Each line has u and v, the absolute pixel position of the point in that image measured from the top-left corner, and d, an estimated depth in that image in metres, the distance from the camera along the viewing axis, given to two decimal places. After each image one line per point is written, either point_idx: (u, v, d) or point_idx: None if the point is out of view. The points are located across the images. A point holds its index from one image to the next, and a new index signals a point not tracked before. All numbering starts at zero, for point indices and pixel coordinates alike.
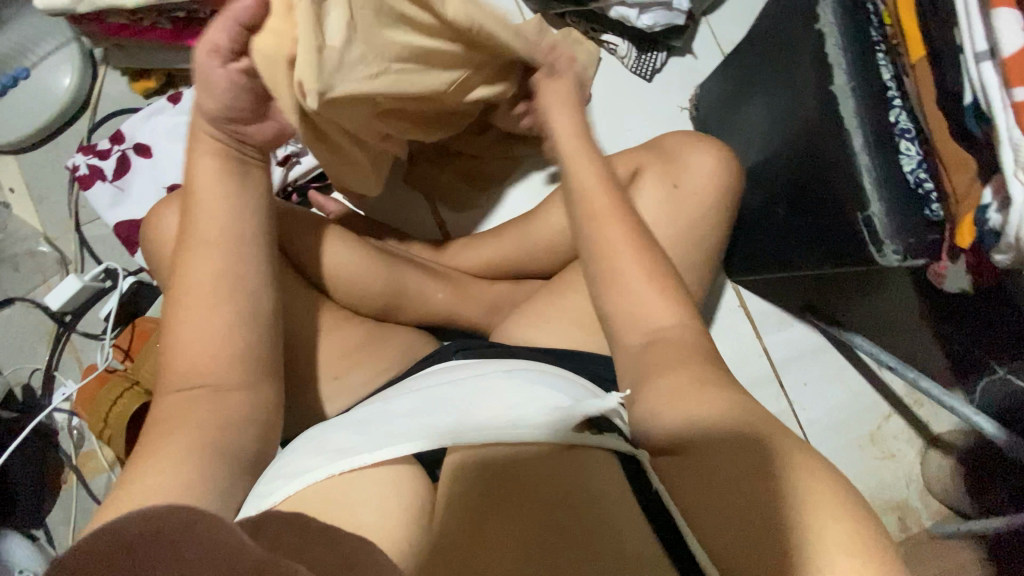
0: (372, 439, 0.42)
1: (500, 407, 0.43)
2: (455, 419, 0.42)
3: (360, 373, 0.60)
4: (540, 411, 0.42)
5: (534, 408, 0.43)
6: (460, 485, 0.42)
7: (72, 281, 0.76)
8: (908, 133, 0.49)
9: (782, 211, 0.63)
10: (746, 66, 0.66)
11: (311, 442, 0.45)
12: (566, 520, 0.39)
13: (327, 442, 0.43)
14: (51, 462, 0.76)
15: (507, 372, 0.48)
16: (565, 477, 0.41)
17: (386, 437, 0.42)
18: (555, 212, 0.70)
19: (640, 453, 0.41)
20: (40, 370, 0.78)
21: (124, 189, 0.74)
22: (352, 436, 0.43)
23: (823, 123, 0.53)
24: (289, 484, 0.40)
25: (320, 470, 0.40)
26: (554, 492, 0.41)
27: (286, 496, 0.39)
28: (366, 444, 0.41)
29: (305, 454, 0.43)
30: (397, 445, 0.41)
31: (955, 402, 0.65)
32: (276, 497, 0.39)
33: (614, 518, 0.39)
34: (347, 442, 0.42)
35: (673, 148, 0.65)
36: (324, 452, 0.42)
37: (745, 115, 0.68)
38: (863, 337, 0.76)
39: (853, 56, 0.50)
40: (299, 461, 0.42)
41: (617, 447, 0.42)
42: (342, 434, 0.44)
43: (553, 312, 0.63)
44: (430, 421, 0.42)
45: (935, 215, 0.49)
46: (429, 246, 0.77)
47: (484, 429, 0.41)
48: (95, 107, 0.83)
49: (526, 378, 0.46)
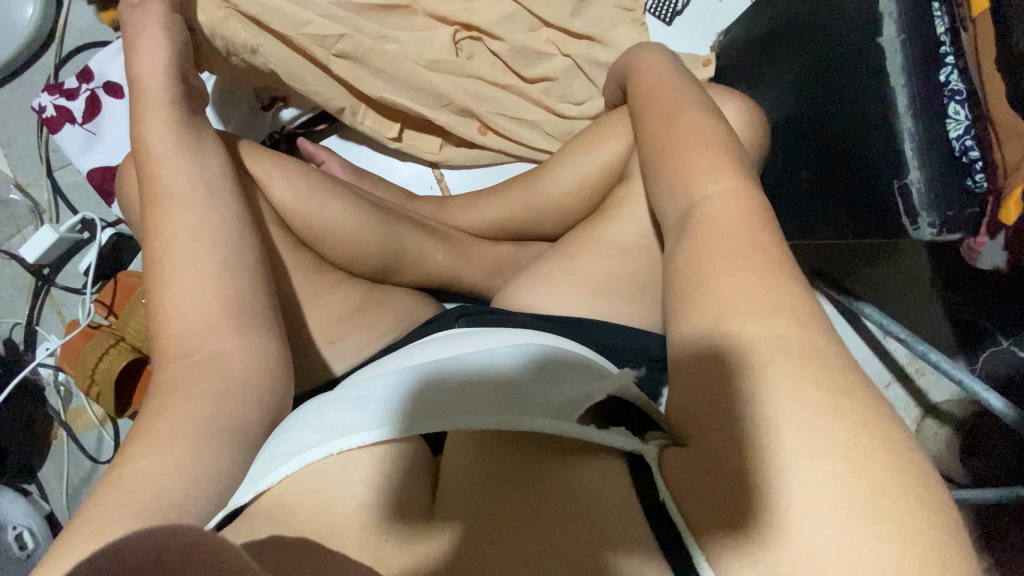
0: (370, 414, 0.38)
1: (506, 385, 0.39)
2: (461, 397, 0.38)
3: (356, 339, 0.57)
4: (553, 393, 0.39)
5: (546, 391, 0.39)
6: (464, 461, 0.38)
7: (48, 232, 0.72)
8: (959, 94, 0.45)
9: (807, 174, 0.58)
10: (777, 11, 0.59)
11: (307, 414, 0.41)
12: (559, 522, 0.33)
13: (323, 414, 0.39)
14: (38, 418, 0.74)
15: (513, 348, 0.44)
16: (563, 476, 0.35)
17: (385, 414, 0.38)
18: (564, 169, 0.65)
19: (646, 451, 0.34)
20: (21, 324, 0.74)
21: (96, 132, 0.67)
22: (352, 409, 0.39)
23: (861, 85, 0.48)
24: (284, 465, 0.36)
25: (318, 447, 0.36)
26: (561, 490, 0.34)
27: (281, 478, 0.36)
28: (364, 422, 0.37)
29: (302, 428, 0.39)
30: (402, 420, 0.37)
31: (963, 376, 0.63)
32: (268, 479, 0.36)
33: (617, 524, 0.32)
34: (345, 417, 0.38)
35: (657, 94, 0.51)
36: (319, 429, 0.38)
37: (770, 64, 0.61)
38: (873, 307, 0.74)
39: (907, 5, 0.45)
40: (293, 436, 0.38)
41: (622, 446, 0.35)
42: (335, 408, 0.40)
43: (560, 278, 0.60)
44: (434, 396, 0.38)
45: (978, 186, 0.45)
46: (427, 202, 0.73)
47: (487, 411, 0.37)
48: (62, 40, 0.76)
49: (536, 358, 0.42)
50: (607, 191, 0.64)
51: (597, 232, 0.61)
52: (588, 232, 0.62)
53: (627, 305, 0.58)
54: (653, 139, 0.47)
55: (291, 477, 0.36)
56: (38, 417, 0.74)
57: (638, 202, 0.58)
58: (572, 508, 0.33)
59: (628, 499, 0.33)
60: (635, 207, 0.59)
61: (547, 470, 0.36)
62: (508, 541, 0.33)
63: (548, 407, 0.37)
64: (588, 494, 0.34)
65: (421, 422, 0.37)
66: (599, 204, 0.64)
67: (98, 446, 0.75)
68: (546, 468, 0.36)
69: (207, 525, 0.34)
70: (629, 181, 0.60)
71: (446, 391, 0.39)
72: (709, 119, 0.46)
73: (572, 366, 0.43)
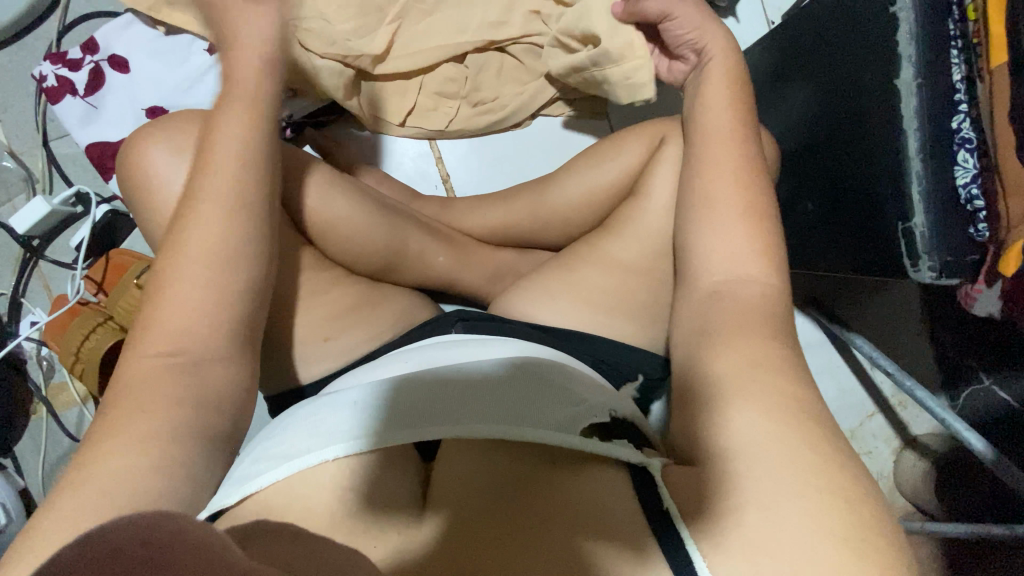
0: (367, 420, 0.38)
1: (502, 398, 0.39)
2: (459, 408, 0.38)
3: (352, 336, 0.57)
4: (553, 408, 0.39)
5: (545, 404, 0.39)
6: (455, 468, 0.38)
7: (40, 203, 0.70)
8: (968, 143, 0.45)
9: (812, 206, 0.59)
10: (794, 41, 0.59)
11: (303, 415, 0.40)
12: (554, 525, 0.33)
13: (316, 419, 0.39)
14: (19, 391, 0.73)
15: (513, 361, 0.44)
16: (559, 486, 0.35)
17: (382, 422, 0.38)
18: (572, 180, 0.65)
19: (651, 464, 0.35)
20: (6, 295, 0.73)
21: (98, 106, 0.66)
22: (346, 414, 0.39)
23: (876, 123, 0.48)
24: (277, 469, 0.36)
25: (315, 449, 0.37)
26: (557, 500, 0.34)
27: (274, 480, 0.36)
28: (360, 428, 0.37)
29: (296, 430, 0.39)
30: (397, 428, 0.37)
31: (946, 415, 0.64)
32: (260, 481, 0.36)
33: (613, 526, 0.32)
34: (340, 422, 0.38)
35: None
36: (315, 434, 0.38)
37: (784, 95, 0.62)
38: (864, 338, 0.75)
39: (925, 49, 0.45)
40: (286, 440, 0.38)
41: (623, 457, 0.36)
42: (331, 411, 0.39)
43: (561, 289, 0.60)
44: (429, 406, 0.38)
45: (979, 234, 0.46)
46: (432, 201, 0.72)
47: (482, 423, 0.37)
48: (67, 7, 0.74)
49: (536, 372, 0.42)
50: (615, 206, 0.64)
51: (601, 247, 0.61)
52: (591, 246, 0.61)
53: (626, 322, 0.58)
54: None
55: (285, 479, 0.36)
56: (19, 391, 0.73)
57: (645, 220, 0.58)
58: (565, 518, 0.33)
59: (632, 505, 0.33)
60: (642, 225, 0.59)
61: (541, 482, 0.36)
62: (503, 542, 0.33)
63: (549, 421, 0.37)
64: (580, 506, 0.33)
65: (417, 431, 0.37)
66: (604, 218, 0.64)
67: (78, 424, 0.74)
68: (543, 476, 0.36)
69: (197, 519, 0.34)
70: (635, 200, 0.60)
71: (444, 400, 0.39)
72: (720, 151, 0.46)
73: (570, 383, 0.43)
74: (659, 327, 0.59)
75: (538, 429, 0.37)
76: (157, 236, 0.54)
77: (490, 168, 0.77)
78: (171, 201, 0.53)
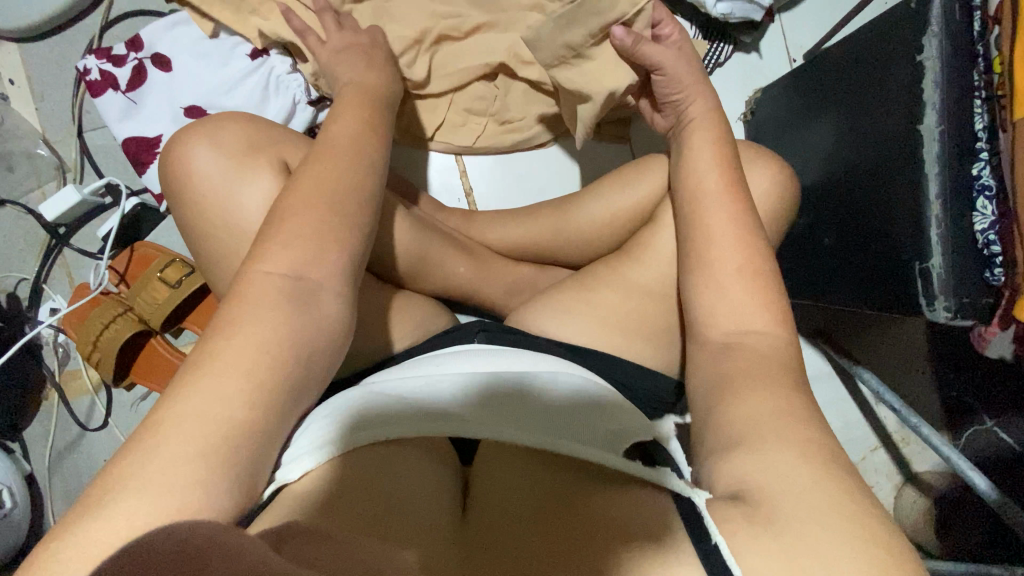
0: (424, 418, 0.41)
1: (532, 411, 0.43)
2: (511, 421, 0.42)
3: (374, 341, 0.58)
4: (597, 431, 0.42)
5: (588, 426, 0.43)
6: (497, 484, 0.42)
7: (71, 192, 0.71)
8: (987, 190, 0.46)
9: (829, 240, 0.62)
10: (822, 80, 0.61)
11: (352, 402, 0.43)
12: (592, 533, 0.36)
13: (367, 411, 0.42)
14: (33, 377, 0.73)
15: (554, 380, 0.47)
16: (597, 501, 0.39)
17: (437, 423, 0.41)
18: (595, 202, 0.66)
19: (697, 493, 0.35)
20: (28, 280, 0.74)
21: (138, 102, 0.67)
22: (399, 412, 0.42)
23: (900, 167, 0.50)
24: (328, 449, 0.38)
25: (366, 440, 0.40)
26: (596, 513, 0.37)
27: (325, 460, 0.37)
28: (417, 425, 0.41)
29: (346, 414, 0.41)
30: (444, 428, 0.41)
31: (951, 453, 0.65)
32: (311, 460, 0.37)
33: (645, 538, 0.35)
34: (397, 417, 0.42)
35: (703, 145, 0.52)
36: (371, 422, 0.41)
37: (810, 131, 0.64)
38: (871, 373, 0.76)
39: (948, 98, 0.46)
40: (336, 421, 0.40)
41: (669, 484, 0.36)
42: (386, 406, 0.43)
43: (580, 307, 0.61)
44: (467, 413, 0.42)
45: (994, 279, 0.47)
46: (455, 214, 0.74)
47: (517, 431, 0.41)
48: (111, 4, 0.76)
49: (579, 396, 0.46)
50: (635, 229, 0.65)
51: (621, 269, 0.62)
52: (611, 267, 0.63)
53: (642, 343, 0.59)
54: None
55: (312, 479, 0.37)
56: (32, 376, 0.73)
57: (666, 245, 0.60)
58: (595, 524, 0.37)
59: (665, 522, 0.35)
60: (662, 250, 0.60)
61: (578, 494, 0.40)
62: (546, 544, 0.36)
63: (594, 441, 0.41)
64: (608, 514, 0.37)
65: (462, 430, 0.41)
66: (625, 240, 0.65)
67: (88, 413, 0.74)
68: (582, 492, 0.40)
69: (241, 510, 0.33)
70: (656, 225, 0.61)
71: (495, 411, 0.43)
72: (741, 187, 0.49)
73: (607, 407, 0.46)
74: (674, 350, 0.60)
75: (571, 441, 0.40)
76: (191, 232, 0.56)
77: (514, 185, 0.79)
78: (208, 199, 0.54)
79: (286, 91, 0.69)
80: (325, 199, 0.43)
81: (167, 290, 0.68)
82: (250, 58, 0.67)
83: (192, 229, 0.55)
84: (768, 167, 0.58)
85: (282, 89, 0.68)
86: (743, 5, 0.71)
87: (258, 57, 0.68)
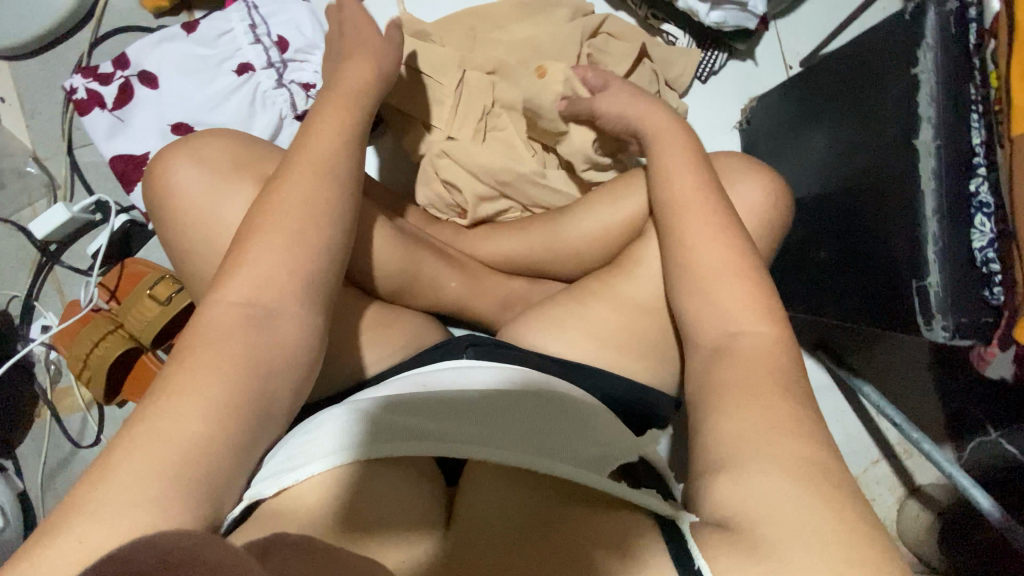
0: (405, 432, 0.40)
1: (524, 429, 0.42)
2: (494, 437, 0.40)
3: (362, 360, 0.57)
4: (581, 446, 0.41)
5: (572, 441, 0.41)
6: (483, 500, 0.40)
7: (60, 210, 0.71)
8: (985, 207, 0.45)
9: (825, 253, 0.60)
10: (816, 90, 0.60)
11: (332, 414, 0.42)
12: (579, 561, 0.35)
13: (347, 423, 0.40)
14: (25, 394, 0.73)
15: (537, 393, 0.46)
16: (584, 523, 0.37)
17: (418, 437, 0.40)
18: (586, 215, 0.65)
19: (679, 518, 0.35)
20: (19, 298, 0.74)
21: (125, 120, 0.67)
22: (380, 424, 0.41)
23: (896, 181, 0.49)
24: (306, 466, 0.37)
25: (346, 454, 0.38)
26: (583, 536, 0.36)
27: (301, 479, 0.37)
28: (398, 439, 0.39)
29: (326, 428, 0.40)
30: (426, 444, 0.39)
31: (952, 469, 0.63)
32: (289, 477, 0.37)
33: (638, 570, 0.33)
34: (378, 429, 0.40)
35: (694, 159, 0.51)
36: (350, 436, 0.39)
37: (805, 142, 0.63)
38: (871, 385, 0.75)
39: (943, 112, 0.45)
40: (315, 436, 0.39)
41: (656, 509, 0.36)
42: (367, 418, 0.41)
43: (571, 323, 0.60)
44: (459, 428, 0.41)
45: (994, 298, 0.45)
46: (446, 227, 0.73)
47: (501, 449, 0.39)
48: (100, 20, 0.76)
49: (563, 410, 0.45)
50: (627, 243, 0.64)
51: (613, 284, 0.61)
52: (603, 282, 0.62)
53: (634, 360, 0.58)
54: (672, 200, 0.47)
55: (288, 509, 0.36)
56: (25, 393, 0.73)
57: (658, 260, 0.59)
58: (583, 552, 0.35)
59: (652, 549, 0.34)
60: (654, 265, 0.59)
61: (560, 516, 0.38)
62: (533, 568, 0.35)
63: (580, 457, 0.40)
64: (593, 541, 0.36)
65: (443, 448, 0.39)
66: (617, 254, 0.64)
67: (81, 429, 0.74)
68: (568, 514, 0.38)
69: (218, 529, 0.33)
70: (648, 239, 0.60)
71: (478, 426, 0.41)
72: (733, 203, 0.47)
73: (592, 421, 0.45)
74: (667, 367, 0.59)
75: (556, 460, 0.39)
76: (175, 253, 0.55)
77: None
78: (191, 220, 0.53)
79: (271, 107, 0.68)
80: (310, 218, 0.42)
81: (157, 308, 0.67)
82: (237, 75, 0.68)
83: (176, 250, 0.55)
84: (762, 180, 0.57)
85: (269, 106, 0.68)
86: (736, 13, 0.69)
87: (245, 74, 0.68)
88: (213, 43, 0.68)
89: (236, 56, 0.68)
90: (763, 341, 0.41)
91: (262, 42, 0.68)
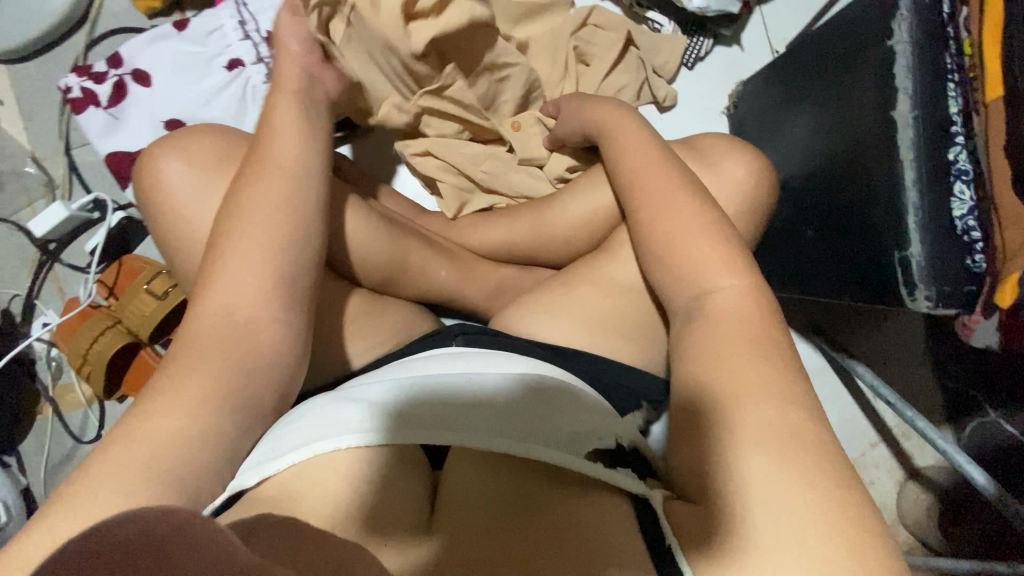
0: (383, 417, 0.38)
1: (502, 410, 0.40)
2: (470, 421, 0.38)
3: (352, 347, 0.57)
4: (564, 428, 0.39)
5: (555, 424, 0.39)
6: (466, 480, 0.39)
7: (59, 209, 0.72)
8: (965, 174, 0.45)
9: (812, 232, 0.60)
10: (799, 70, 0.61)
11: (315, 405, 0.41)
12: (562, 538, 0.34)
13: (328, 411, 0.39)
14: (27, 391, 0.75)
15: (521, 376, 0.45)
16: (567, 507, 0.36)
17: (395, 423, 0.38)
18: (573, 201, 0.66)
19: (652, 496, 0.35)
20: (21, 296, 0.75)
21: (119, 117, 0.68)
22: (358, 410, 0.39)
23: (875, 154, 0.49)
24: (288, 454, 0.36)
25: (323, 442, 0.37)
26: (566, 519, 0.35)
27: (287, 466, 0.36)
28: (375, 424, 0.38)
29: (308, 418, 0.39)
30: (403, 429, 0.38)
31: (948, 447, 0.63)
32: (272, 467, 0.36)
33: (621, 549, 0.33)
34: (355, 414, 0.39)
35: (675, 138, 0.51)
36: (331, 422, 0.38)
37: (790, 122, 0.63)
38: (866, 366, 0.75)
39: (921, 83, 0.46)
40: (297, 427, 0.38)
41: (626, 487, 0.36)
42: (347, 404, 0.40)
43: (560, 308, 0.60)
44: (437, 412, 0.39)
45: (976, 266, 0.46)
46: (437, 218, 0.73)
47: (479, 433, 0.38)
48: (96, 22, 0.77)
49: (548, 392, 0.43)
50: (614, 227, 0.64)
51: (600, 268, 0.61)
52: (591, 266, 0.62)
53: (623, 342, 0.59)
54: (653, 176, 0.48)
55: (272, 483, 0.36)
56: (27, 390, 0.74)
57: None
58: (564, 539, 0.34)
59: (630, 529, 0.34)
60: None
61: (541, 494, 0.37)
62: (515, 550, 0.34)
63: (562, 439, 0.38)
64: (575, 526, 0.34)
65: (420, 434, 0.37)
66: (605, 239, 0.64)
67: (82, 425, 0.75)
68: (549, 495, 0.37)
69: (207, 512, 0.34)
70: None
71: (456, 411, 0.39)
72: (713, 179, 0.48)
73: (579, 404, 0.43)
74: (655, 348, 0.59)
75: (535, 443, 0.37)
76: (167, 244, 0.56)
77: None
78: (181, 210, 0.54)
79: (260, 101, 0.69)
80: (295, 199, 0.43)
81: (153, 302, 0.68)
82: (227, 71, 0.69)
83: (167, 240, 0.56)
84: (745, 159, 0.57)
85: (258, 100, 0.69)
86: None
87: (235, 69, 0.69)
88: (203, 41, 0.70)
89: (225, 53, 0.70)
90: (738, 297, 0.40)
91: (251, 38, 0.69)
